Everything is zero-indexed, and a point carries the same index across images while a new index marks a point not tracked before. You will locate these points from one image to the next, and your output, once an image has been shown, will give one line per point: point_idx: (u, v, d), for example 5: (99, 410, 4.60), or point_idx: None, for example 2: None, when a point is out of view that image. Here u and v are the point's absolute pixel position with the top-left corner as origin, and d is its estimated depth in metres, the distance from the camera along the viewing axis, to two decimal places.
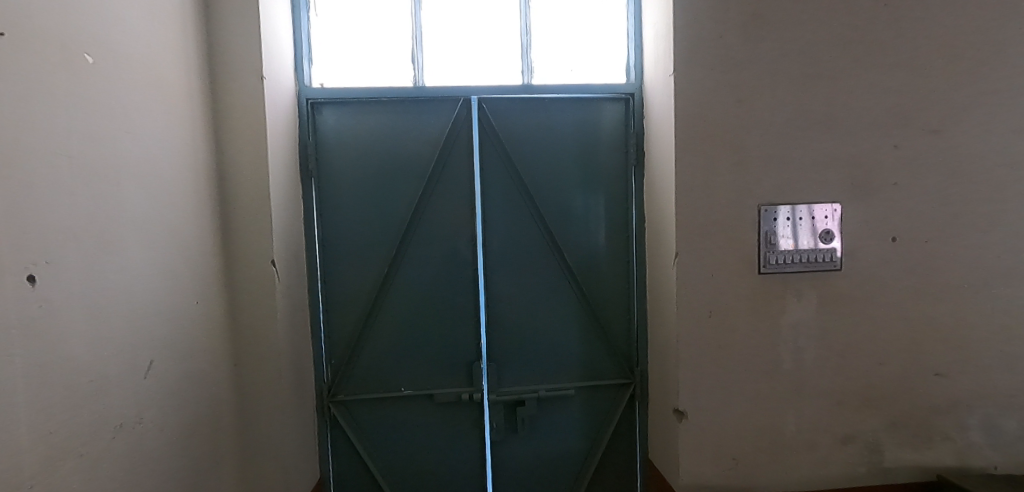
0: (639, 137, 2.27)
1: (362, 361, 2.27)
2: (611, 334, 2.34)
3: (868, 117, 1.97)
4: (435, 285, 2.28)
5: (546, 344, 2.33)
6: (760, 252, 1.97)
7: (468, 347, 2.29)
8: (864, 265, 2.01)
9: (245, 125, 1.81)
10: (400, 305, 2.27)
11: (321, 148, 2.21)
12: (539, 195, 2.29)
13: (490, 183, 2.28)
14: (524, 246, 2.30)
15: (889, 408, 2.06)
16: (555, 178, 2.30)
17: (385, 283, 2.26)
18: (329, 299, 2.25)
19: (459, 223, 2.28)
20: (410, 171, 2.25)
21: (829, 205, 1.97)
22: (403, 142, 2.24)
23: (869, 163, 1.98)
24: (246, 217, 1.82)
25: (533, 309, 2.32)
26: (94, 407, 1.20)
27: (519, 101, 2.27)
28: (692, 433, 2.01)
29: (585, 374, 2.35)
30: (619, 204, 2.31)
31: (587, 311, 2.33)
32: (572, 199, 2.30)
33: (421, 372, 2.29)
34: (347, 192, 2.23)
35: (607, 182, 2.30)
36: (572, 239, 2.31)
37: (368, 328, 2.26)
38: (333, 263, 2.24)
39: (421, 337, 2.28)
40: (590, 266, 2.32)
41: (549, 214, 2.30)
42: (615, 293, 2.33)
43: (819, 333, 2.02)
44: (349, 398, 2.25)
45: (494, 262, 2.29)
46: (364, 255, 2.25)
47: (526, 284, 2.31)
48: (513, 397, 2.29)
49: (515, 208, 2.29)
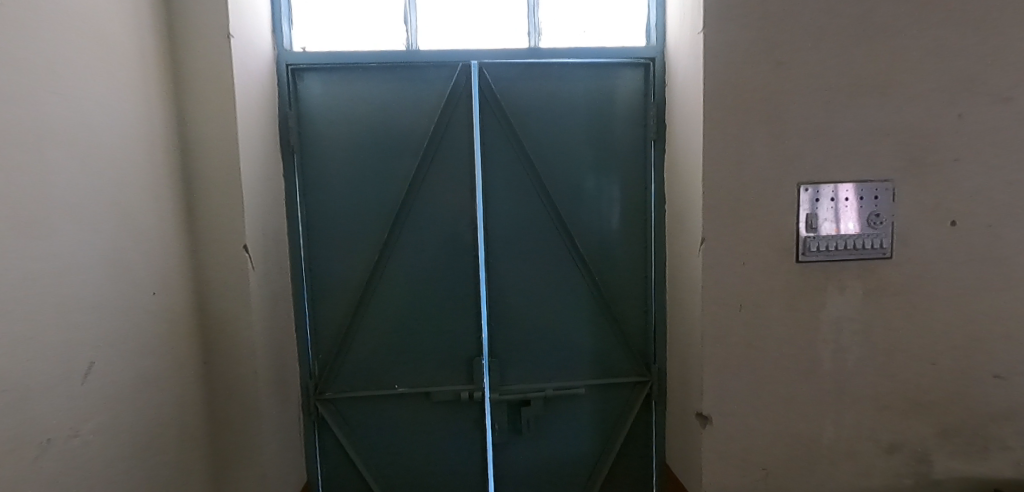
0: (660, 108, 2.02)
1: (352, 356, 2.07)
2: (626, 327, 2.11)
3: (928, 82, 1.70)
4: (431, 273, 2.07)
5: (554, 339, 2.11)
6: (800, 237, 1.72)
7: (468, 341, 2.09)
8: (917, 252, 1.76)
9: (210, 91, 1.58)
10: (393, 295, 2.06)
11: (304, 121, 1.98)
12: (547, 175, 2.06)
13: (492, 161, 2.05)
14: (530, 231, 2.08)
15: (942, 414, 1.82)
16: (564, 156, 2.07)
17: (375, 271, 2.05)
18: (315, 288, 2.04)
19: (459, 205, 2.05)
20: (402, 146, 2.02)
21: (881, 184, 1.72)
22: (396, 113, 2.01)
23: (928, 135, 1.72)
24: (214, 197, 1.60)
25: (540, 300, 2.10)
26: (10, 421, 1.01)
27: (524, 67, 2.02)
28: (718, 441, 1.79)
29: (597, 372, 2.13)
30: (636, 185, 2.08)
31: (600, 302, 2.11)
32: (584, 179, 2.07)
33: (417, 368, 2.09)
34: (334, 171, 2.01)
35: (621, 160, 2.07)
36: (583, 223, 2.08)
37: (358, 320, 2.06)
38: (318, 248, 2.03)
39: (417, 331, 2.08)
40: (602, 252, 2.10)
41: (559, 195, 2.07)
42: (631, 282, 2.11)
43: (863, 330, 1.78)
44: (337, 396, 2.06)
45: (497, 249, 2.07)
46: (353, 240, 2.04)
47: (532, 272, 2.09)
48: (517, 396, 2.08)
49: (519, 188, 2.06)
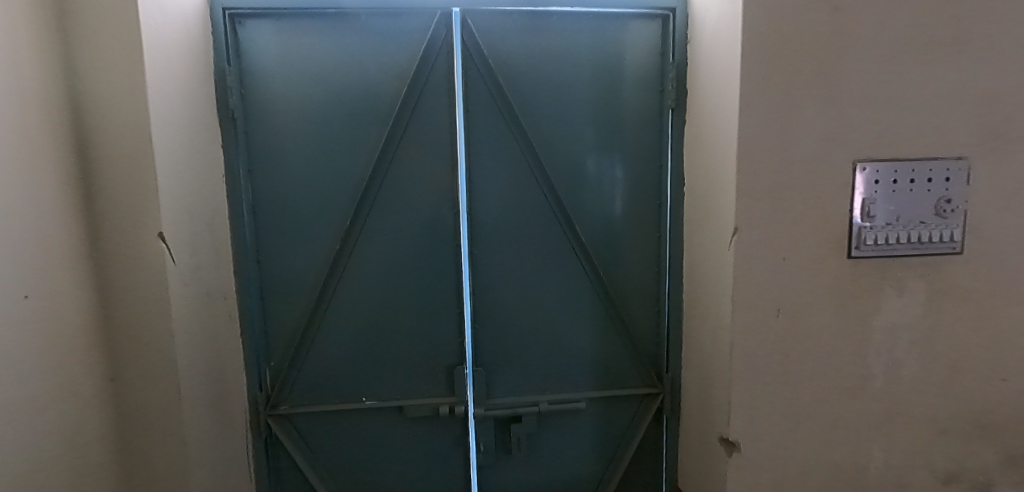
0: (680, 69, 1.67)
1: (311, 365, 1.74)
2: (634, 329, 1.81)
3: (1017, 35, 1.36)
4: (404, 265, 1.73)
5: (550, 343, 1.80)
6: (854, 227, 1.40)
7: (449, 347, 1.77)
8: (994, 246, 1.44)
9: (104, 29, 1.21)
10: (359, 291, 1.73)
11: (247, 79, 1.62)
12: (543, 149, 1.73)
13: (478, 132, 1.71)
14: (522, 216, 1.75)
15: (1013, 439, 1.52)
16: (564, 127, 1.73)
17: (337, 263, 1.71)
18: (265, 283, 1.70)
19: (438, 185, 1.71)
20: (369, 111, 1.67)
21: (954, 163, 1.39)
22: (361, 70, 1.65)
23: (1017, 101, 1.38)
24: (116, 170, 1.25)
25: (534, 298, 1.78)
26: None
27: (517, 18, 1.67)
28: (745, 471, 1.50)
29: (599, 382, 1.83)
30: (649, 163, 1.75)
31: (604, 299, 1.80)
32: (588, 154, 1.74)
33: (388, 377, 1.77)
34: (286, 142, 1.66)
35: (630, 133, 1.74)
36: (585, 206, 1.76)
37: (318, 322, 1.73)
38: (268, 235, 1.69)
39: (388, 334, 1.75)
40: (607, 241, 1.78)
41: (557, 173, 1.74)
42: (641, 277, 1.80)
43: (923, 339, 1.47)
44: (292, 411, 1.74)
45: (483, 236, 1.74)
46: (311, 226, 1.69)
47: (524, 264, 1.77)
48: (507, 412, 1.77)
49: (510, 165, 1.73)
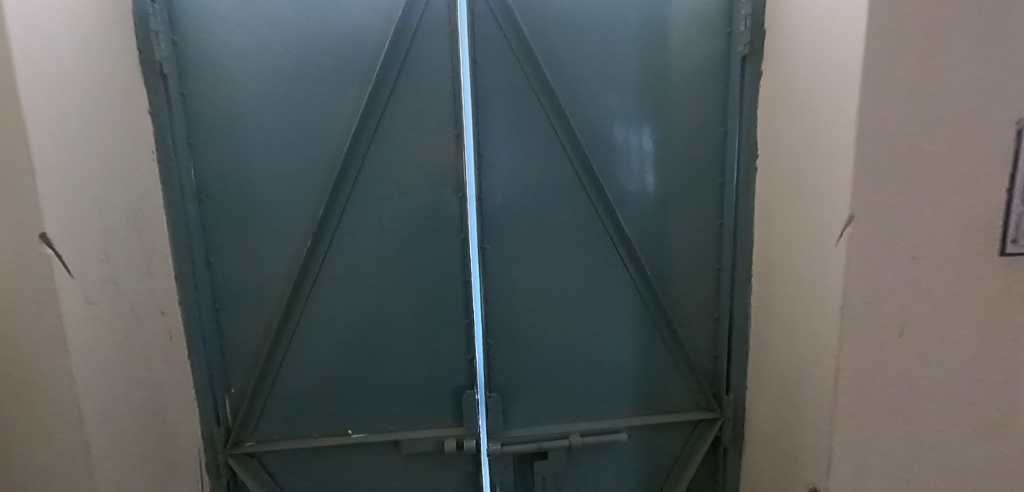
0: (757, 3, 1.26)
1: (282, 391, 1.39)
2: (685, 339, 1.45)
3: None
4: (396, 265, 1.36)
5: (581, 359, 1.44)
6: (1011, 214, 1.00)
7: (456, 367, 1.41)
8: None
9: None
10: (339, 297, 1.36)
11: (180, 20, 1.21)
12: (573, 112, 1.34)
13: (489, 90, 1.31)
14: (547, 199, 1.37)
15: None
16: (601, 83, 1.33)
17: (310, 264, 1.33)
18: (218, 290, 1.33)
19: (438, 161, 1.32)
20: (345, 63, 1.26)
21: None
22: (333, 7, 1.24)
23: None
24: None
25: (561, 304, 1.41)
26: None
27: None
28: None
29: (642, 405, 1.47)
30: (709, 129, 1.36)
31: (649, 302, 1.43)
32: (631, 117, 1.35)
33: (380, 404, 1.41)
34: (237, 108, 1.26)
35: (685, 92, 1.35)
36: (626, 185, 1.37)
37: (288, 338, 1.36)
38: (219, 229, 1.30)
39: (378, 351, 1.39)
40: (655, 229, 1.40)
41: (590, 143, 1.35)
42: (695, 274, 1.43)
43: None
44: (261, 448, 1.38)
45: (497, 227, 1.36)
46: (274, 216, 1.31)
47: (550, 261, 1.39)
48: (529, 446, 1.41)
49: (531, 134, 1.34)
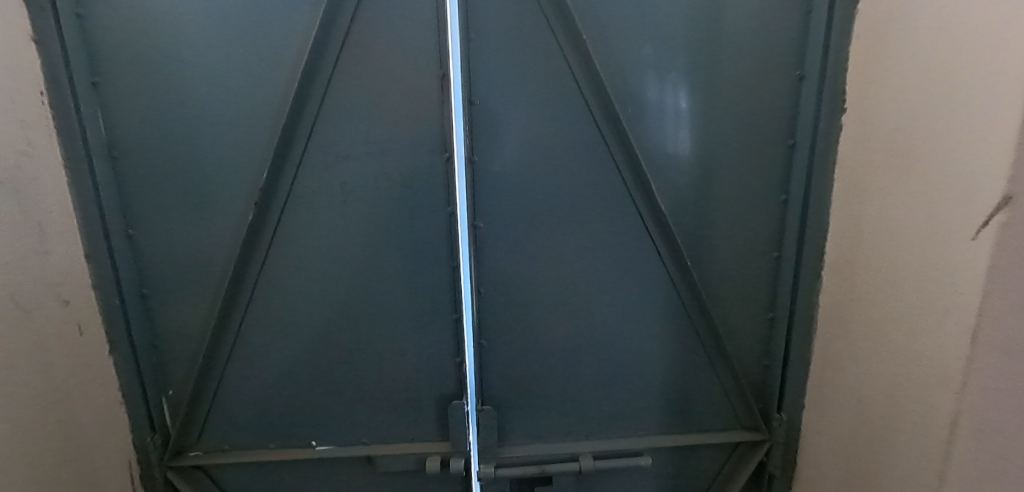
0: None
1: (230, 394, 1.14)
2: (729, 344, 1.15)
3: None
4: (365, 245, 1.07)
5: (597, 365, 1.16)
6: None
7: (441, 371, 1.14)
8: None
9: None
10: (295, 284, 1.09)
11: None
12: (597, 48, 1.00)
13: (487, 19, 0.99)
14: (559, 165, 1.06)
15: None
16: (636, 7, 0.99)
17: (257, 242, 1.06)
18: (144, 271, 1.06)
19: (417, 113, 1.01)
20: None
21: None
22: None
23: None
24: None
25: (574, 297, 1.12)
26: None
27: None
28: None
29: (670, 421, 1.20)
30: (779, 74, 1.02)
31: (684, 298, 1.13)
32: (674, 57, 1.01)
33: (349, 412, 1.16)
34: (154, 36, 0.96)
35: (750, 21, 1.00)
36: (664, 147, 1.05)
37: (233, 332, 1.10)
38: (141, 196, 1.03)
39: (344, 349, 1.13)
40: (698, 207, 1.08)
41: (619, 91, 1.02)
42: (747, 263, 1.11)
43: None
44: (206, 460, 1.15)
45: (493, 200, 1.06)
46: (209, 180, 1.03)
47: (560, 244, 1.09)
48: (529, 470, 1.16)
49: (541, 78, 1.02)
